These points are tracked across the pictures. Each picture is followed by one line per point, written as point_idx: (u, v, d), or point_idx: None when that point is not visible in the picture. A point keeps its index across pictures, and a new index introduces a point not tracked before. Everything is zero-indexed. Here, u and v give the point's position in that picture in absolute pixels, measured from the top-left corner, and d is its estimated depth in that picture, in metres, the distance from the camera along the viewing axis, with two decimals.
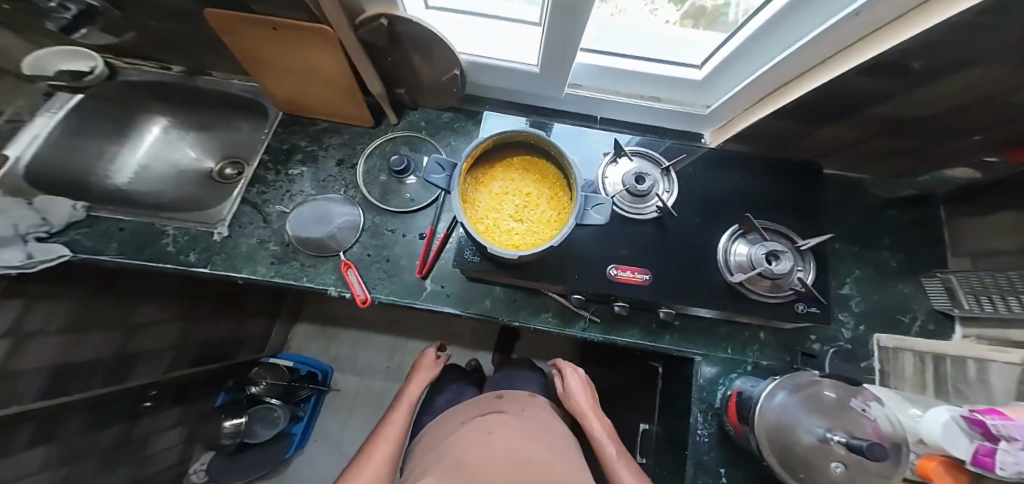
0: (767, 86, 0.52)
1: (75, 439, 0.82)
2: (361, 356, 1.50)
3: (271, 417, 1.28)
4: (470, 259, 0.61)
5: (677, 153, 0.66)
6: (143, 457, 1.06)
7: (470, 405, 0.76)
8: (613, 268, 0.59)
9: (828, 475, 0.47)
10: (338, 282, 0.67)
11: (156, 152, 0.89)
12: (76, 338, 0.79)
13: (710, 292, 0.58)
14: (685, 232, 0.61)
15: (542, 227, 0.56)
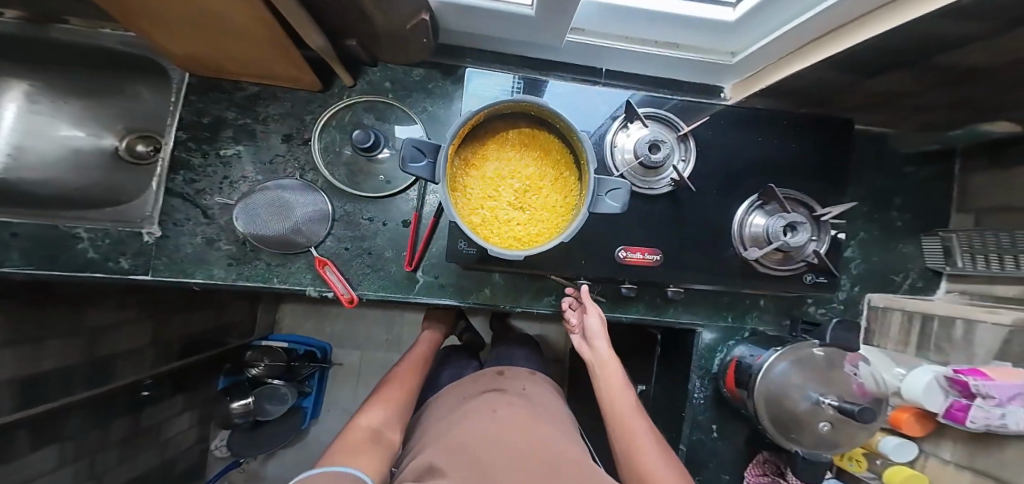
0: (803, 36, 0.42)
1: (79, 436, 0.83)
2: (355, 326, 1.47)
3: (280, 395, 1.22)
4: (466, 252, 0.53)
5: (699, 109, 0.55)
6: (160, 442, 1.10)
7: (470, 380, 0.69)
8: (621, 251, 0.52)
9: (816, 433, 0.52)
10: (317, 281, 0.58)
11: (29, 130, 0.67)
12: (33, 352, 0.71)
13: (726, 273, 0.55)
14: (701, 207, 0.55)
15: (548, 213, 0.44)
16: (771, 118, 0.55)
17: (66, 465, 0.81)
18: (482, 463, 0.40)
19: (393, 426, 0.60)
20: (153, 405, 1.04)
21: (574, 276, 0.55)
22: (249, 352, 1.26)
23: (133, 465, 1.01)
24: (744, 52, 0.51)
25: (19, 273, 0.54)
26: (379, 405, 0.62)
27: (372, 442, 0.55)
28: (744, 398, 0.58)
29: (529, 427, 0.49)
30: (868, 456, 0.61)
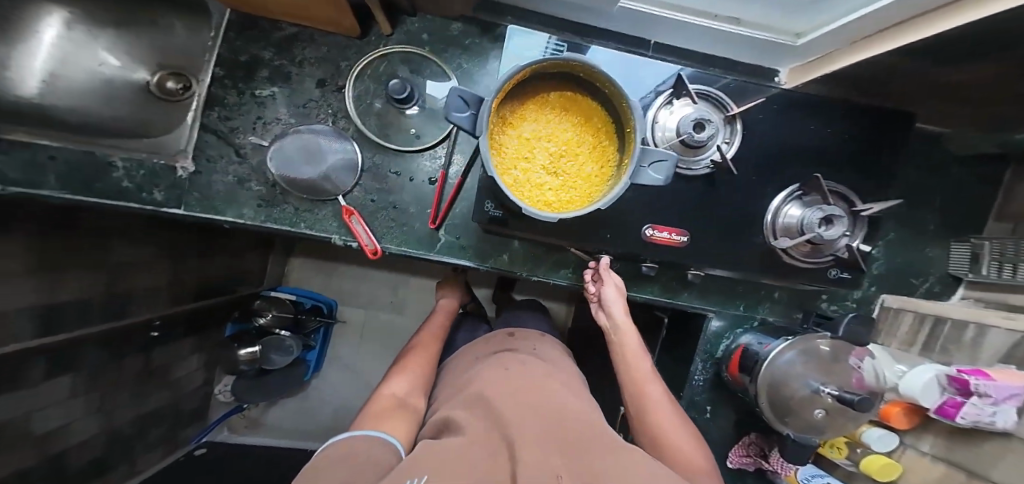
0: (879, 21, 0.38)
1: (97, 368, 0.88)
2: (363, 286, 1.51)
3: (285, 346, 1.29)
4: (492, 215, 0.53)
5: (749, 93, 0.54)
6: (170, 382, 1.17)
7: (484, 340, 0.73)
8: (647, 229, 0.52)
9: (809, 418, 0.54)
10: (342, 230, 0.59)
11: (67, 57, 0.67)
12: (57, 279, 0.72)
13: (749, 259, 0.55)
14: (736, 192, 0.54)
15: (579, 182, 0.45)
16: (813, 106, 0.54)
17: (79, 396, 0.84)
18: (501, 409, 0.43)
19: (418, 392, 0.61)
20: (163, 345, 1.09)
21: (595, 249, 0.55)
22: (259, 302, 1.35)
23: (146, 402, 1.07)
24: (810, 35, 0.48)
25: (56, 198, 0.55)
26: (400, 374, 0.63)
27: (398, 406, 0.55)
28: (746, 382, 0.59)
29: (546, 384, 0.52)
30: (850, 444, 0.65)
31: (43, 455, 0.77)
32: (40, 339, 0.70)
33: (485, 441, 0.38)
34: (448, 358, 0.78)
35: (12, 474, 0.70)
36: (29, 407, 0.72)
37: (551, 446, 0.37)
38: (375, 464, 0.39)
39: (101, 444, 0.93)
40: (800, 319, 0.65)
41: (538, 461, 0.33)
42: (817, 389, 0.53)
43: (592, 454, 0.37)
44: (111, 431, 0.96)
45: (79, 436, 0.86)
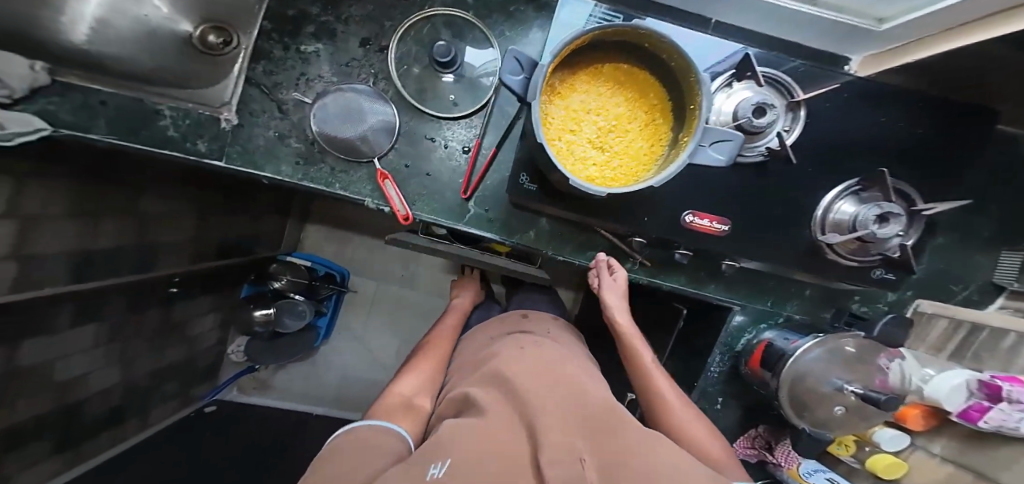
0: (971, 12, 0.35)
1: (120, 318, 0.92)
2: (378, 257, 1.54)
3: (298, 310, 1.34)
4: (526, 188, 0.51)
5: (820, 78, 0.51)
6: (187, 338, 1.23)
7: (497, 321, 0.76)
8: (688, 215, 0.50)
9: (829, 414, 0.54)
10: (375, 194, 0.60)
11: (115, 4, 0.68)
12: (90, 225, 0.74)
13: (787, 254, 0.53)
14: (784, 181, 0.52)
15: (624, 158, 0.44)
16: (873, 95, 0.51)
17: (100, 346, 0.88)
18: (522, 385, 0.45)
19: (425, 392, 0.63)
20: (183, 300, 1.14)
21: (629, 232, 0.53)
22: (275, 266, 1.41)
23: (164, 355, 1.14)
24: (895, 20, 0.44)
25: (103, 142, 0.56)
26: (411, 375, 0.65)
27: (406, 408, 0.57)
28: (767, 377, 0.59)
29: (563, 364, 0.53)
30: (858, 443, 0.74)
31: (64, 400, 0.81)
32: (71, 285, 0.73)
33: (507, 420, 0.40)
34: (462, 340, 0.81)
35: (36, 415, 0.74)
36: (58, 352, 0.76)
37: (571, 427, 0.38)
38: (386, 458, 0.41)
39: (116, 396, 0.98)
40: (833, 318, 0.63)
41: (561, 441, 0.34)
42: (840, 387, 0.53)
43: (612, 433, 0.39)
44: (127, 382, 1.01)
45: (99, 386, 0.91)
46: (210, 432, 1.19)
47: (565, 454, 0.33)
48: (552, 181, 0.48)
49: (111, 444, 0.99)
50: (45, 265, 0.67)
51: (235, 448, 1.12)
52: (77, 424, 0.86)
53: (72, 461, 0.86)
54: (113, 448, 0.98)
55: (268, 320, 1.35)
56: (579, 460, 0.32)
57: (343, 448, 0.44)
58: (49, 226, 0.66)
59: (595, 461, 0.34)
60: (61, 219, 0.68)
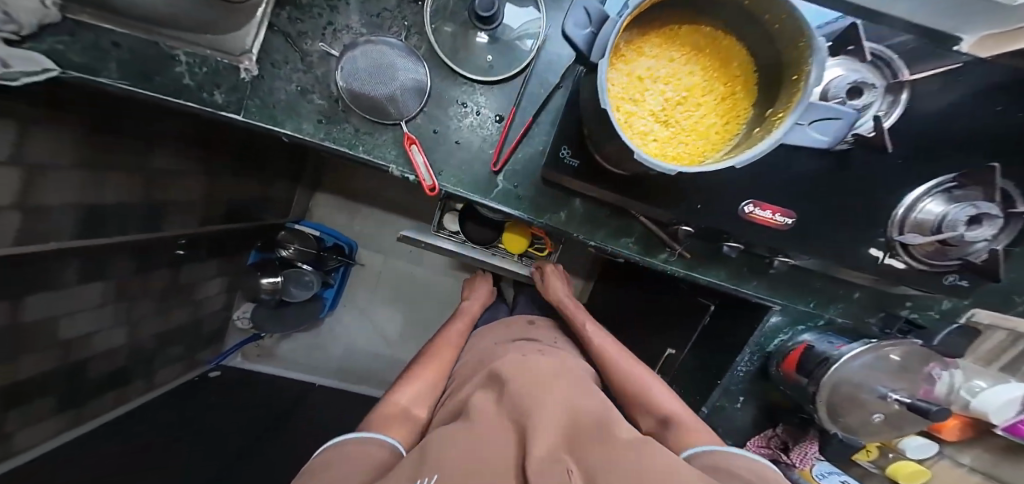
0: None
1: (127, 277, 0.91)
2: (387, 232, 1.51)
3: (305, 281, 1.37)
4: (567, 163, 0.45)
5: (919, 56, 0.45)
6: (194, 301, 1.22)
7: (503, 328, 0.85)
8: (747, 205, 0.43)
9: (864, 417, 0.55)
10: (401, 161, 0.56)
11: None
12: (96, 177, 0.71)
13: (846, 253, 0.48)
14: (857, 171, 0.47)
15: (689, 137, 0.36)
16: (967, 76, 0.45)
17: (108, 304, 0.88)
18: (516, 398, 0.46)
19: (422, 402, 0.62)
20: (190, 264, 1.13)
21: (675, 221, 0.47)
22: (284, 233, 1.41)
23: (170, 318, 1.13)
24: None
25: (113, 86, 0.51)
26: (410, 385, 0.64)
27: (400, 421, 0.55)
28: (802, 381, 0.57)
29: (559, 373, 0.55)
30: (881, 449, 0.73)
31: (69, 359, 0.82)
32: (78, 240, 0.72)
33: (500, 434, 0.40)
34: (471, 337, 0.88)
35: (41, 372, 0.75)
36: (66, 309, 0.76)
37: (560, 438, 0.39)
38: (374, 464, 0.43)
39: (120, 356, 0.98)
40: (885, 324, 0.59)
41: (548, 452, 0.35)
42: (884, 394, 0.53)
43: (599, 436, 0.40)
44: (133, 343, 1.01)
45: (103, 347, 0.91)
46: (215, 397, 1.20)
47: (552, 462, 0.33)
48: (597, 155, 0.43)
49: (114, 404, 1.00)
50: (50, 219, 0.65)
51: (239, 413, 1.14)
52: (79, 383, 0.87)
53: (72, 419, 0.87)
54: (112, 411, 0.98)
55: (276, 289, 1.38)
56: (565, 466, 0.33)
57: (336, 454, 0.44)
58: (55, 180, 0.63)
59: (579, 464, 0.35)
60: (67, 169, 0.65)
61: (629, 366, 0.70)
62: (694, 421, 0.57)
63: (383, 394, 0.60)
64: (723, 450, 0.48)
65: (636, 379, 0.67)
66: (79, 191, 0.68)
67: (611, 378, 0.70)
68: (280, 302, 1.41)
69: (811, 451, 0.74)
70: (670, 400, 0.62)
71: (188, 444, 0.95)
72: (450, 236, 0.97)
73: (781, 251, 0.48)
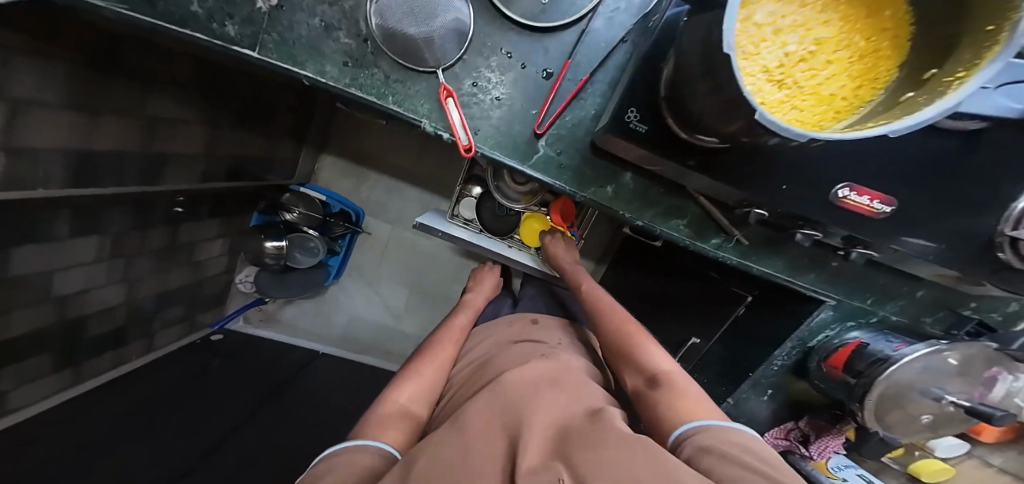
0: None
1: (123, 232, 0.88)
2: (396, 202, 1.45)
3: (310, 247, 1.31)
4: (634, 127, 0.39)
5: None
6: (195, 262, 1.19)
7: (505, 323, 0.76)
8: (842, 190, 0.37)
9: (914, 415, 0.58)
10: (434, 117, 0.50)
11: None
12: (89, 120, 0.63)
13: (946, 248, 0.42)
14: (982, 159, 0.39)
15: (806, 99, 0.27)
16: None
17: (104, 261, 0.85)
18: (512, 404, 0.46)
19: (425, 399, 0.56)
20: (189, 223, 1.08)
21: (747, 204, 0.44)
22: (287, 196, 1.35)
23: (169, 278, 1.09)
24: None
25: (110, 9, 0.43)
26: (412, 379, 0.57)
27: (395, 422, 0.49)
28: (847, 378, 0.59)
29: (560, 376, 0.54)
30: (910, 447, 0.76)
31: (63, 316, 0.81)
32: (68, 190, 0.67)
33: (492, 442, 0.40)
34: (475, 328, 0.80)
35: (29, 329, 0.74)
36: (56, 263, 0.75)
37: (550, 449, 0.38)
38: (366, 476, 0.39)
39: (118, 314, 0.96)
40: (953, 324, 0.58)
41: (539, 462, 0.35)
42: (940, 397, 0.55)
43: (594, 438, 0.38)
44: (132, 301, 0.99)
45: (99, 305, 0.89)
46: (217, 360, 1.19)
47: (540, 472, 0.33)
48: (670, 118, 0.37)
49: (113, 364, 1.01)
50: (38, 163, 0.59)
51: (239, 376, 1.14)
52: (77, 339, 0.87)
53: (70, 378, 0.89)
54: (111, 372, 0.99)
55: (280, 253, 1.30)
56: (554, 475, 0.33)
57: (329, 468, 0.40)
58: (42, 120, 0.56)
59: (568, 469, 0.34)
60: (58, 111, 0.58)
61: (626, 325, 0.61)
62: (691, 383, 0.49)
63: (384, 388, 0.54)
64: (719, 426, 0.40)
65: (632, 340, 0.58)
66: (70, 134, 0.61)
67: (608, 344, 0.62)
68: (284, 268, 1.37)
69: (830, 445, 0.76)
70: (666, 359, 0.53)
71: (182, 408, 0.95)
72: (465, 223, 0.96)
73: (860, 243, 0.44)
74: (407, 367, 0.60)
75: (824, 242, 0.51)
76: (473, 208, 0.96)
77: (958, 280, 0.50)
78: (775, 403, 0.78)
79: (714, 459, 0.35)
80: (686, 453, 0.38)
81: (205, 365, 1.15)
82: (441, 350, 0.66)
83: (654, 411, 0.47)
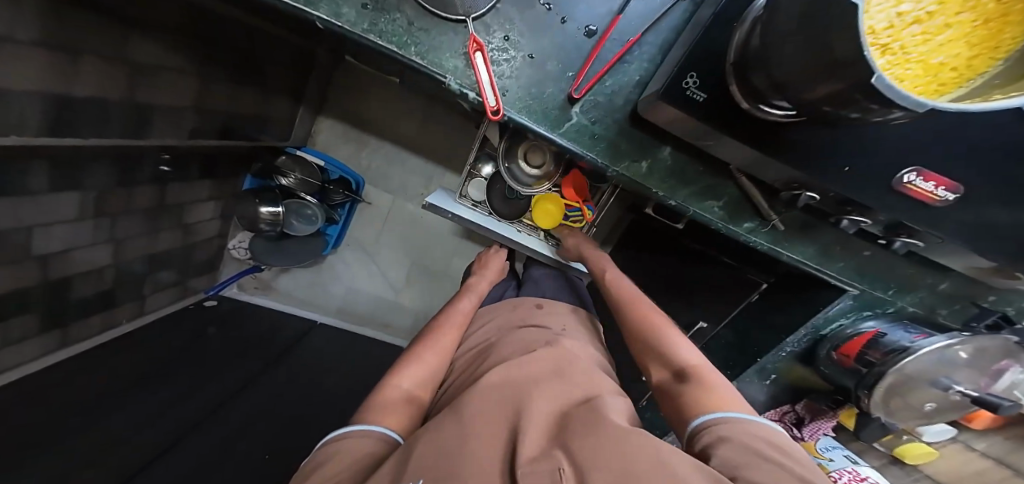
0: None
1: (106, 189, 0.82)
2: (398, 172, 1.39)
3: (307, 214, 1.27)
4: (692, 93, 0.36)
5: None
6: (185, 225, 1.13)
7: (509, 307, 0.72)
8: (908, 174, 0.36)
9: (918, 401, 0.59)
10: (459, 73, 0.44)
11: None
12: (68, 60, 0.55)
13: (992, 244, 0.41)
14: None
15: (913, 69, 0.23)
16: None
17: (87, 219, 0.80)
18: (512, 392, 0.44)
19: (427, 382, 0.54)
20: (178, 183, 1.01)
21: (799, 187, 0.42)
22: (283, 159, 1.25)
23: (157, 240, 1.04)
24: None
25: None
26: (416, 363, 0.55)
27: (396, 408, 0.46)
28: (858, 366, 0.59)
29: (565, 365, 0.52)
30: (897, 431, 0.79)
31: (46, 276, 0.77)
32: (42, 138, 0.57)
33: (489, 424, 0.38)
34: (480, 312, 0.77)
35: (10, 290, 0.70)
36: (34, 219, 0.69)
37: (551, 438, 0.36)
38: (367, 463, 0.37)
39: (105, 277, 0.92)
40: (973, 316, 0.59)
41: (538, 450, 0.33)
42: (948, 387, 0.56)
43: (595, 426, 0.36)
44: (119, 263, 0.95)
45: (83, 265, 0.85)
46: (212, 327, 1.16)
47: (539, 461, 0.31)
48: (735, 85, 0.34)
49: (103, 327, 0.97)
50: (8, 108, 0.50)
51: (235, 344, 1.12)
52: (61, 301, 0.83)
53: (58, 340, 0.86)
54: (101, 335, 0.96)
55: (276, 219, 1.25)
56: (554, 464, 0.31)
57: (329, 455, 0.38)
58: (13, 56, 0.49)
59: (568, 457, 0.32)
60: (30, 48, 0.50)
61: (654, 318, 0.59)
62: (722, 379, 0.46)
63: (386, 373, 0.52)
64: (742, 418, 0.38)
65: (659, 332, 0.56)
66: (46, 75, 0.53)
67: (633, 338, 0.59)
68: (280, 235, 1.32)
69: (822, 427, 0.80)
70: (693, 355, 0.51)
71: (178, 375, 0.94)
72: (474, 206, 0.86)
73: (905, 232, 0.45)
74: (410, 352, 0.58)
75: (866, 230, 0.51)
76: (483, 190, 0.85)
77: (993, 271, 0.49)
78: (772, 386, 0.81)
79: (731, 449, 0.33)
80: (705, 442, 0.36)
81: (200, 331, 1.13)
82: (444, 335, 0.63)
83: (679, 403, 0.45)
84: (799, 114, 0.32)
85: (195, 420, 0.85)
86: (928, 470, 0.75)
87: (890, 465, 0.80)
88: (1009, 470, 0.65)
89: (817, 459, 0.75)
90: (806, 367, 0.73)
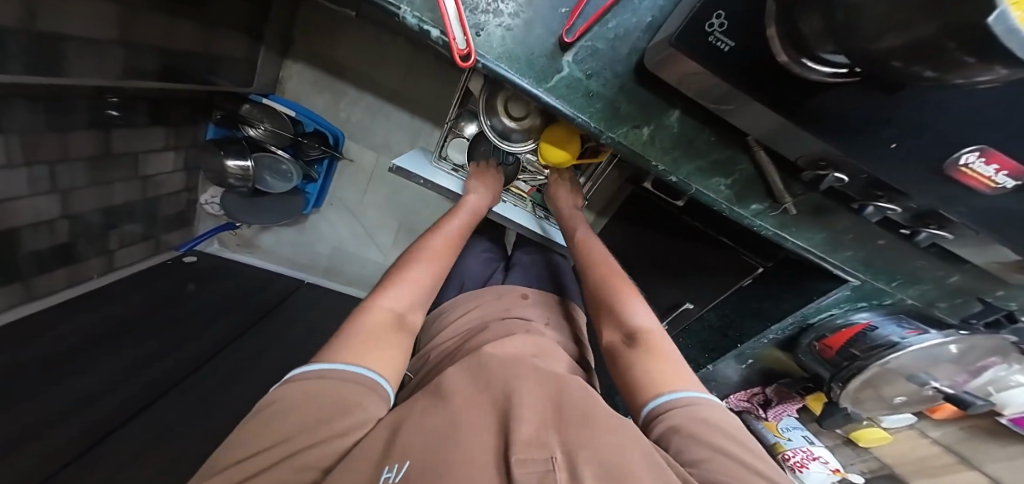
0: None
1: (37, 132, 0.72)
2: (379, 127, 1.27)
3: (283, 171, 1.16)
4: (720, 37, 0.29)
5: None
6: (143, 176, 1.04)
7: (492, 296, 0.66)
8: (968, 154, 0.29)
9: (895, 390, 0.58)
10: (418, 4, 0.35)
11: None
12: None
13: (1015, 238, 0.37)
14: None
15: None
16: None
17: (19, 167, 0.71)
18: (504, 368, 0.40)
19: (418, 307, 0.49)
20: (125, 129, 0.90)
21: (827, 166, 0.37)
22: (246, 107, 1.12)
23: (112, 193, 0.96)
24: None
25: None
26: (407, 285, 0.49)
27: (378, 342, 0.41)
28: (838, 360, 0.58)
29: (547, 352, 0.49)
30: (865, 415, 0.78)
31: None
32: None
33: (475, 398, 0.35)
34: (453, 303, 0.69)
35: None
36: None
37: (547, 419, 0.33)
38: (345, 416, 0.32)
39: (58, 230, 0.85)
40: (974, 313, 0.56)
41: (535, 430, 0.30)
42: (924, 382, 0.54)
43: (589, 414, 0.34)
44: (70, 216, 0.87)
45: (29, 216, 0.77)
46: (193, 284, 1.12)
47: (533, 447, 0.28)
48: (773, 31, 0.27)
49: (67, 282, 0.92)
50: None
51: (214, 302, 1.08)
52: (11, 254, 0.76)
53: (21, 295, 0.81)
54: (67, 291, 0.91)
55: (246, 175, 1.14)
56: (548, 452, 0.28)
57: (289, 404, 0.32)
58: None
59: (563, 445, 0.30)
60: None
61: (617, 279, 0.56)
62: (669, 344, 0.45)
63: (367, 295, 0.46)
64: (686, 401, 0.37)
65: (615, 292, 0.53)
66: None
67: (589, 298, 0.56)
68: (252, 192, 1.23)
69: (788, 409, 0.81)
70: (647, 316, 0.48)
71: (153, 332, 0.90)
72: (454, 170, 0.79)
73: (934, 221, 0.41)
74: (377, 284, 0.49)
75: (888, 219, 0.46)
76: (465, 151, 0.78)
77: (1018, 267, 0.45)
78: (745, 371, 0.83)
79: (683, 442, 0.33)
80: (658, 432, 0.35)
81: (178, 287, 1.09)
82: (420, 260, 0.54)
83: (628, 375, 0.43)
84: (853, 71, 0.26)
85: (172, 381, 0.83)
86: (876, 452, 0.78)
87: (842, 445, 0.82)
88: (953, 457, 0.67)
89: (775, 439, 0.79)
90: (784, 352, 0.73)
